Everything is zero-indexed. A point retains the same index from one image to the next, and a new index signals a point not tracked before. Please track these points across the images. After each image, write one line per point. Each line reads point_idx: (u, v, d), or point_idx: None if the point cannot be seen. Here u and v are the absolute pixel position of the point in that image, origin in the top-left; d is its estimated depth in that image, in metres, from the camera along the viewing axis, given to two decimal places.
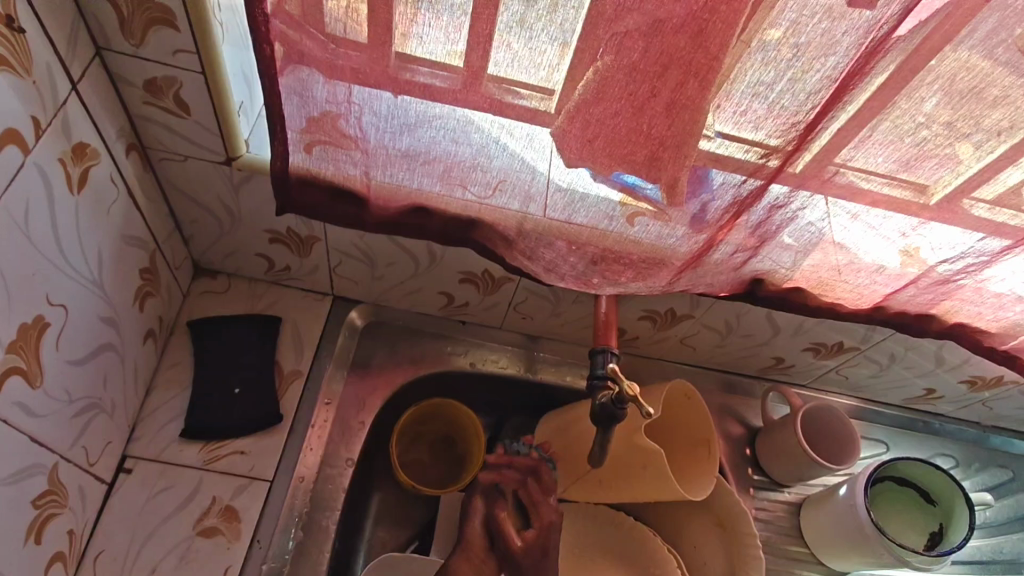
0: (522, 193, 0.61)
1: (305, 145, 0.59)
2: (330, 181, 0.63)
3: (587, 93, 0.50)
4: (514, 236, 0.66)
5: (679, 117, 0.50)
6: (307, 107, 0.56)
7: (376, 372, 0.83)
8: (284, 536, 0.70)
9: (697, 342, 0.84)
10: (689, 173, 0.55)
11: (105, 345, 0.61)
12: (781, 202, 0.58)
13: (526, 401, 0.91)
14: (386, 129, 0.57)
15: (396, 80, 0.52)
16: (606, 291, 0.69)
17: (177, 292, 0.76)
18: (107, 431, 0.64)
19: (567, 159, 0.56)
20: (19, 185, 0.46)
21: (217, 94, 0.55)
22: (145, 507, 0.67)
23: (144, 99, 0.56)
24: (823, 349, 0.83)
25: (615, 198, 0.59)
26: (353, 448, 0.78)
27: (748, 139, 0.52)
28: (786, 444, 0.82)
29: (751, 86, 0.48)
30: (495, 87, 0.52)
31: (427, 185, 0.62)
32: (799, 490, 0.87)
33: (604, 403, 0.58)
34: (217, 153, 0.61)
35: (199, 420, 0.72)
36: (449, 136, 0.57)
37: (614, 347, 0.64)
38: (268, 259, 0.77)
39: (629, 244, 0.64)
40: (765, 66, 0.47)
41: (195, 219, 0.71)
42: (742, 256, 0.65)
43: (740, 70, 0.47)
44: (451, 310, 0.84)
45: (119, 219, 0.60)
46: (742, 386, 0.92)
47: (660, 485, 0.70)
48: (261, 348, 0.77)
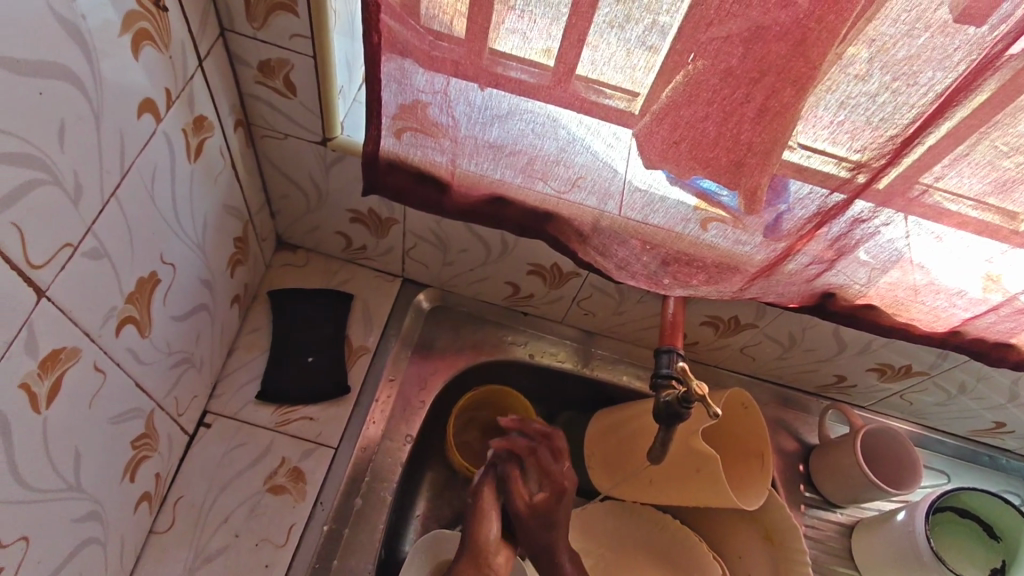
0: (600, 190, 0.62)
1: (396, 130, 0.62)
2: (416, 166, 0.66)
3: (678, 95, 0.51)
4: (589, 232, 0.67)
5: (770, 125, 0.51)
6: (404, 94, 0.59)
7: (439, 354, 0.86)
8: (346, 501, 0.74)
9: (758, 353, 0.84)
10: (771, 180, 0.55)
11: (199, 306, 0.65)
12: (864, 217, 0.58)
13: (579, 396, 0.93)
14: (478, 119, 0.59)
15: (489, 73, 0.54)
16: (676, 292, 0.69)
17: (260, 262, 0.81)
18: (194, 386, 0.68)
19: (648, 160, 0.57)
20: (150, 150, 0.49)
21: (323, 78, 0.58)
22: (222, 460, 0.71)
23: (257, 79, 0.60)
24: (888, 371, 0.82)
25: (689, 203, 0.60)
26: (413, 425, 0.81)
27: (837, 154, 0.52)
28: (842, 464, 0.81)
29: (846, 99, 0.48)
30: (583, 86, 0.53)
31: (509, 176, 0.64)
32: (852, 512, 0.86)
33: (668, 401, 0.57)
34: (315, 133, 0.65)
35: (274, 384, 0.76)
36: (537, 131, 0.59)
37: (679, 348, 0.64)
38: (347, 238, 0.81)
39: (704, 248, 0.64)
40: (866, 79, 0.47)
41: (285, 194, 0.76)
42: (817, 268, 0.65)
43: (841, 81, 0.47)
44: (514, 301, 0.86)
45: (220, 188, 0.63)
46: (798, 401, 0.91)
47: (713, 490, 0.70)
48: (334, 321, 0.82)
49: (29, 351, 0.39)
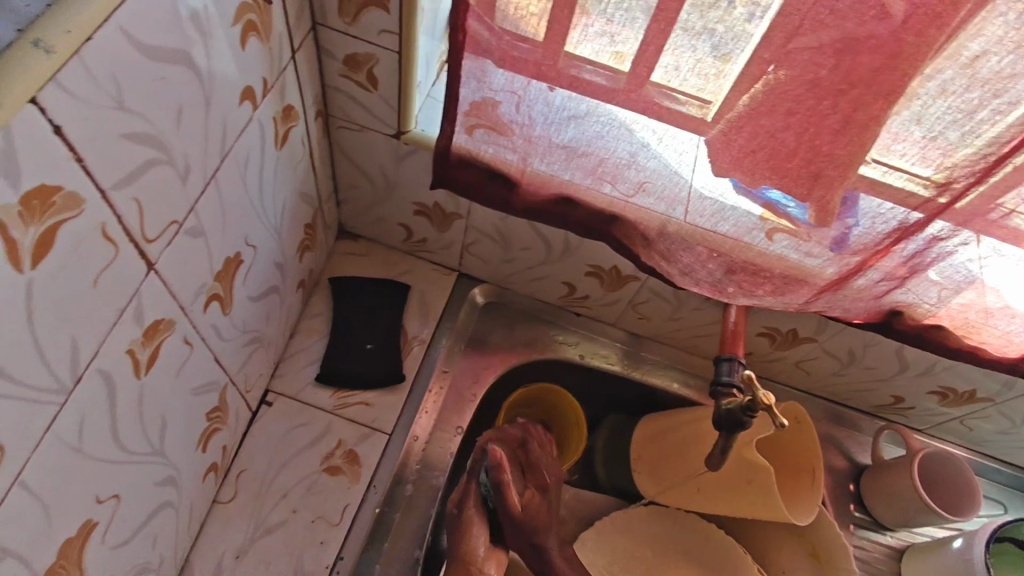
0: (668, 196, 0.63)
1: (469, 127, 0.64)
2: (487, 163, 0.67)
3: (756, 105, 0.51)
4: (654, 236, 0.67)
5: (857, 138, 0.50)
6: (482, 92, 0.60)
7: (492, 350, 0.88)
8: (398, 485, 0.75)
9: (814, 368, 0.83)
10: (843, 195, 0.55)
11: (271, 287, 0.68)
12: (942, 236, 0.56)
13: (625, 399, 0.93)
14: (554, 120, 0.60)
15: (563, 75, 0.55)
16: (740, 301, 0.69)
17: (324, 249, 0.84)
18: (260, 364, 0.71)
19: (718, 168, 0.58)
20: (246, 136, 0.51)
21: (405, 73, 0.60)
22: (283, 437, 0.74)
23: (342, 71, 0.62)
24: (950, 395, 0.80)
25: (756, 213, 0.61)
26: (464, 416, 0.82)
27: (914, 171, 0.51)
28: (897, 486, 0.79)
29: (934, 115, 0.47)
30: (655, 91, 0.54)
31: (578, 177, 0.65)
32: (903, 537, 0.84)
33: (730, 409, 0.57)
34: (390, 126, 0.67)
35: (333, 367, 0.79)
36: (612, 134, 0.59)
37: (740, 357, 0.64)
38: (408, 230, 0.83)
39: (773, 259, 0.64)
40: (953, 95, 0.46)
41: (353, 184, 0.78)
42: (887, 285, 0.64)
43: (934, 98, 0.46)
44: (569, 301, 0.87)
45: (299, 175, 0.66)
46: (850, 419, 0.89)
47: (765, 502, 0.70)
48: (392, 310, 0.84)
49: (136, 321, 0.42)
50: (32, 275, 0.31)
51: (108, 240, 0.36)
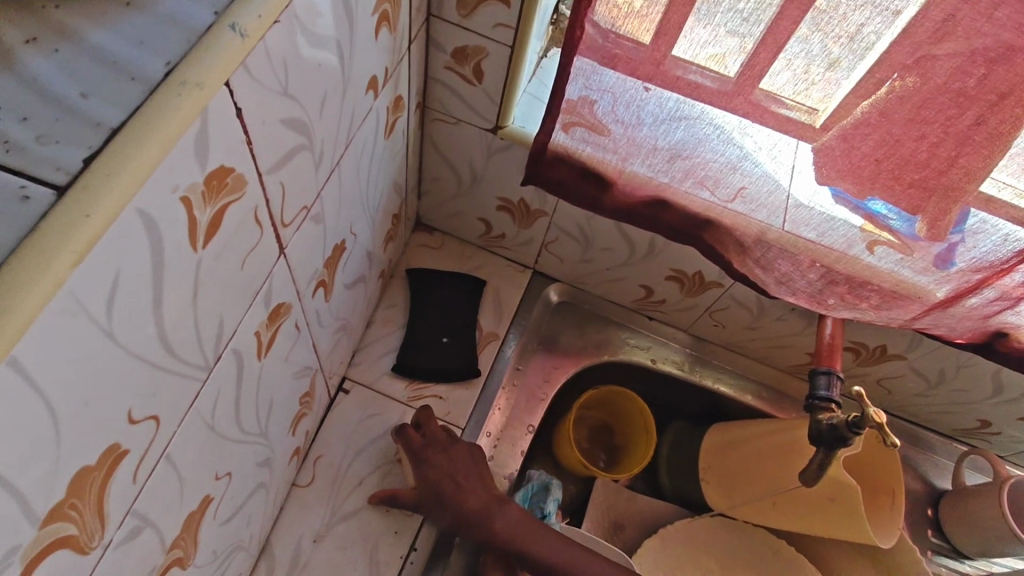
0: (768, 205, 0.62)
1: (569, 124, 0.63)
2: (584, 161, 0.66)
3: (887, 112, 0.49)
4: (751, 244, 0.66)
5: (994, 150, 0.47)
6: (590, 89, 0.59)
7: (563, 351, 0.87)
8: None
9: (897, 387, 0.80)
10: (958, 210, 0.53)
11: (359, 276, 0.68)
12: None
13: (692, 407, 0.92)
14: (663, 121, 0.59)
15: (668, 76, 0.54)
16: (839, 313, 0.67)
17: (402, 241, 0.84)
18: (342, 351, 0.72)
19: (822, 176, 0.56)
20: (366, 125, 0.51)
21: (513, 67, 0.59)
22: (358, 425, 0.75)
23: (448, 64, 0.62)
24: None
25: (858, 223, 0.59)
26: (535, 415, 0.82)
27: (1021, 187, 0.49)
28: (983, 514, 0.76)
29: None
30: (763, 96, 0.52)
31: (677, 180, 0.64)
32: (981, 566, 0.81)
33: (835, 424, 0.55)
34: (488, 120, 0.67)
35: (408, 359, 0.79)
36: (718, 139, 0.58)
37: (838, 371, 0.62)
38: (488, 224, 0.83)
39: (882, 273, 0.62)
40: None
41: (438, 177, 0.78)
42: (1000, 305, 0.61)
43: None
44: (645, 304, 0.85)
45: (396, 165, 0.66)
46: (929, 441, 0.87)
47: (847, 522, 0.69)
48: (466, 304, 0.84)
49: (265, 304, 0.42)
50: (203, 254, 0.31)
51: (257, 223, 0.36)
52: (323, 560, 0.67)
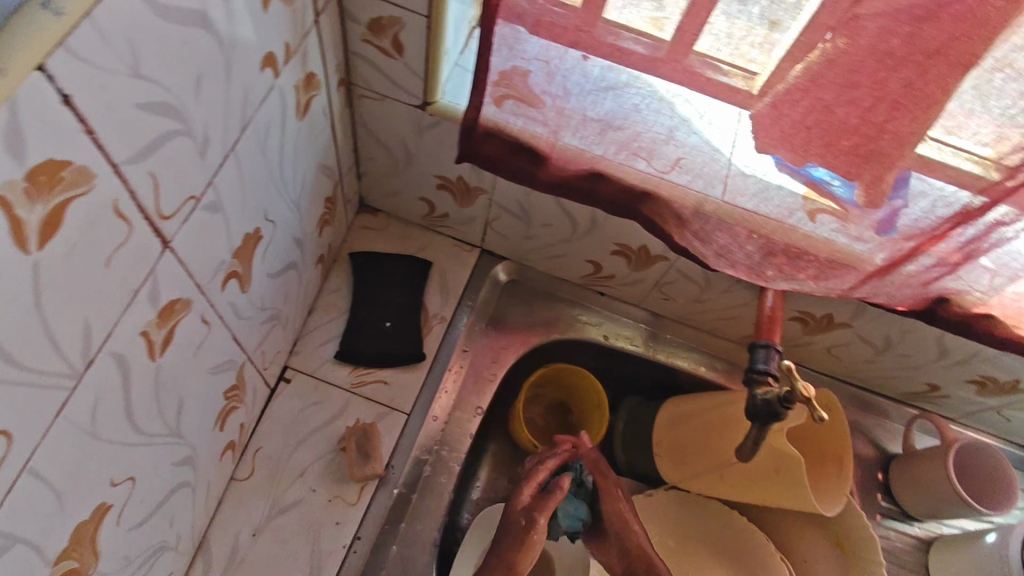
0: (708, 173, 0.59)
1: (499, 97, 0.60)
2: (513, 136, 0.64)
3: (816, 76, 0.47)
4: (689, 215, 0.64)
5: (919, 112, 0.46)
6: (514, 60, 0.56)
7: (510, 330, 0.85)
8: (414, 467, 0.74)
9: (845, 353, 0.81)
10: (896, 175, 0.51)
11: (291, 264, 0.65)
12: (1005, 221, 0.52)
13: (647, 380, 0.92)
14: (590, 91, 0.56)
15: (600, 43, 0.51)
16: (778, 285, 0.66)
17: (345, 223, 0.81)
18: (278, 341, 0.70)
19: (760, 144, 0.54)
20: (267, 106, 0.48)
21: (432, 38, 0.56)
22: (299, 415, 0.73)
23: (365, 36, 0.58)
24: (990, 384, 0.77)
25: (799, 191, 0.57)
26: (483, 397, 0.81)
27: (969, 150, 0.47)
28: (929, 477, 0.77)
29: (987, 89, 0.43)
30: (699, 62, 0.49)
31: (611, 153, 0.62)
32: (930, 527, 0.82)
33: (767, 399, 0.55)
34: (416, 96, 0.64)
35: (351, 346, 0.77)
36: (649, 108, 0.56)
37: (778, 344, 0.61)
38: (430, 204, 0.81)
39: (817, 241, 0.61)
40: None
41: (373, 156, 0.75)
42: (938, 271, 0.60)
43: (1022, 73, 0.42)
44: (592, 280, 0.84)
45: (322, 147, 0.62)
46: (881, 406, 0.87)
47: (792, 492, 0.68)
48: (410, 286, 0.82)
49: (151, 301, 0.40)
50: (39, 255, 0.29)
51: (119, 216, 0.34)
52: (260, 556, 0.66)
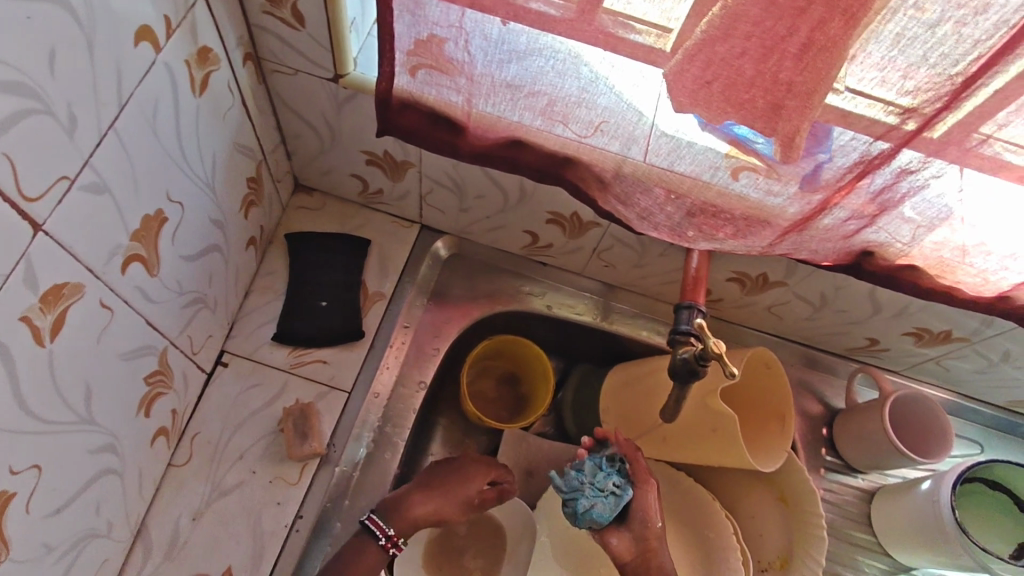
0: (624, 134, 0.59)
1: (411, 67, 0.59)
2: (430, 106, 0.63)
3: (711, 31, 0.46)
4: (610, 178, 0.64)
5: (812, 62, 0.45)
6: (418, 27, 0.55)
7: (453, 304, 0.85)
8: (357, 444, 0.75)
9: (785, 312, 0.81)
10: (810, 127, 0.50)
11: (212, 247, 0.65)
12: (912, 168, 0.53)
13: (596, 348, 0.92)
14: (495, 55, 0.55)
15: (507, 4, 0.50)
16: (701, 246, 0.67)
17: (277, 204, 0.80)
18: (209, 325, 0.69)
19: (677, 105, 0.52)
20: (150, 82, 0.47)
21: (331, 7, 0.55)
22: (237, 399, 0.72)
23: (264, 8, 0.57)
24: (926, 336, 0.78)
25: (721, 149, 0.56)
26: (426, 371, 0.81)
27: (879, 97, 0.47)
28: (868, 430, 0.78)
29: (894, 35, 0.43)
30: (609, 20, 0.49)
31: (528, 119, 0.61)
32: (873, 479, 0.83)
33: (684, 358, 0.55)
34: (326, 69, 0.63)
35: (288, 327, 0.76)
36: (557, 69, 0.55)
37: (701, 305, 0.61)
38: (363, 181, 0.80)
39: (732, 199, 0.61)
40: (927, 12, 0.41)
41: (299, 134, 0.74)
42: (856, 224, 0.60)
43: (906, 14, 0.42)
44: (533, 250, 0.84)
45: (233, 125, 0.62)
46: (826, 363, 0.88)
47: (728, 452, 0.68)
48: (349, 265, 0.81)
49: (29, 285, 0.41)
50: None
51: None
52: (201, 537, 0.66)
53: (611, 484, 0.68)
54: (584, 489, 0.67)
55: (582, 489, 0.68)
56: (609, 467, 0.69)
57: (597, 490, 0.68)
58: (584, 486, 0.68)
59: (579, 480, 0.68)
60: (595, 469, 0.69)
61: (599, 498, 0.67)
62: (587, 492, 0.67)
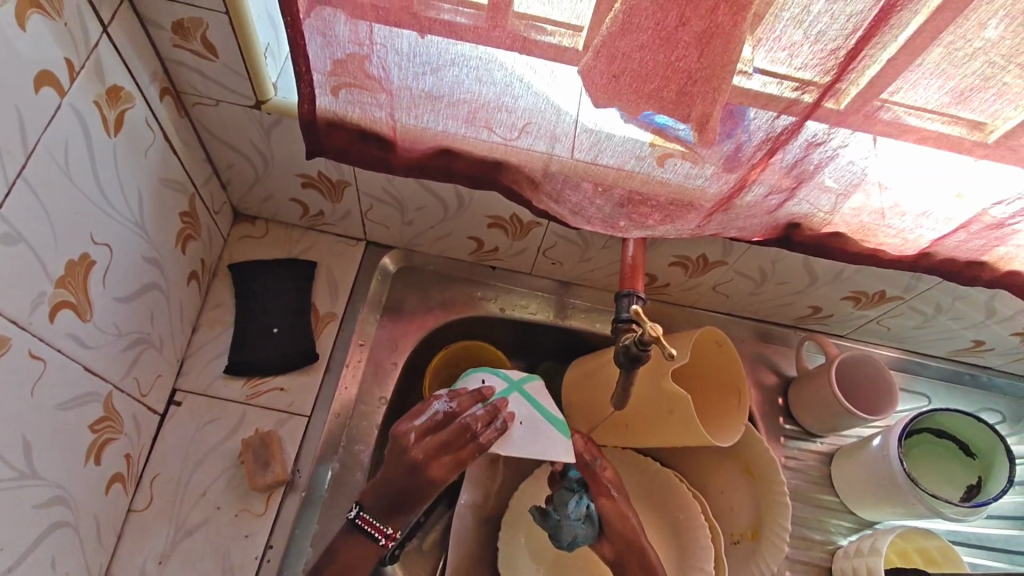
0: (547, 133, 0.60)
1: (331, 87, 0.60)
2: (357, 124, 0.64)
3: (613, 28, 0.48)
4: (540, 178, 0.65)
5: (709, 48, 0.47)
6: (331, 48, 0.56)
7: (407, 316, 0.86)
8: (323, 467, 0.74)
9: (730, 290, 0.83)
10: (721, 111, 0.52)
11: (149, 285, 0.64)
12: (819, 139, 0.55)
13: (555, 346, 0.93)
14: (409, 69, 0.56)
15: (419, 17, 0.51)
16: (633, 235, 0.68)
17: (218, 236, 0.79)
18: (156, 365, 0.68)
19: (595, 101, 0.54)
20: (57, 125, 0.49)
21: (241, 33, 0.56)
22: (194, 436, 0.71)
23: (175, 42, 0.58)
24: (863, 298, 0.81)
25: (645, 138, 0.58)
26: (386, 387, 0.81)
27: (780, 73, 0.49)
28: (820, 394, 0.80)
29: (796, 15, 0.45)
30: (521, 23, 0.50)
31: (452, 127, 0.62)
32: (833, 441, 0.86)
33: (626, 346, 0.56)
34: (247, 97, 0.63)
35: (241, 358, 0.75)
36: (473, 76, 0.56)
37: (640, 291, 0.63)
38: (301, 205, 0.79)
39: (656, 185, 0.63)
40: None
41: (231, 164, 0.73)
42: (777, 198, 0.63)
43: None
44: (480, 255, 0.85)
45: (157, 162, 0.63)
46: (776, 334, 0.91)
47: (685, 432, 0.70)
48: (298, 289, 0.81)
49: None
50: None
51: None
52: None
53: (584, 509, 0.71)
54: (562, 525, 0.71)
55: (563, 525, 0.71)
56: (576, 496, 0.71)
57: (574, 521, 0.71)
58: (562, 520, 0.71)
59: (556, 517, 0.72)
60: (567, 500, 0.72)
61: (579, 527, 0.71)
62: (567, 525, 0.71)
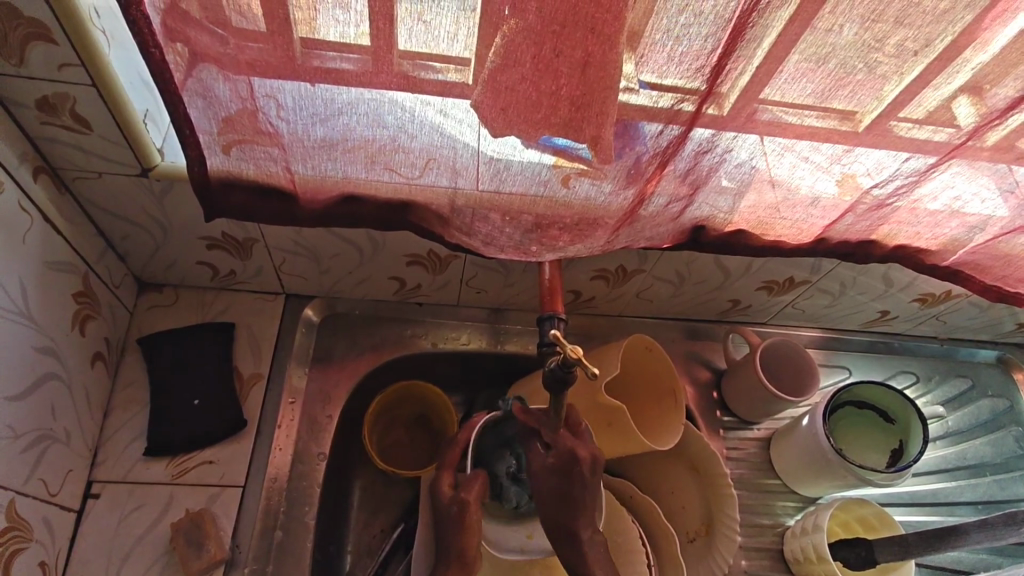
0: (448, 168, 0.60)
1: (221, 146, 0.58)
2: (254, 180, 0.62)
3: (495, 61, 0.49)
4: (448, 213, 0.65)
5: (588, 74, 0.49)
6: (214, 108, 0.54)
7: (338, 364, 0.83)
8: (265, 537, 0.70)
9: (653, 295, 0.86)
10: (615, 127, 0.54)
11: (46, 376, 0.61)
12: (705, 147, 0.58)
13: (493, 373, 0.92)
14: (298, 121, 0.55)
15: (303, 67, 0.51)
16: (547, 257, 0.69)
17: (122, 310, 0.75)
18: (64, 460, 0.64)
19: (494, 131, 0.55)
20: None
21: (114, 103, 0.54)
22: (118, 528, 0.67)
23: (41, 119, 0.55)
24: (776, 285, 0.85)
25: (548, 161, 0.58)
26: (323, 442, 0.78)
27: (663, 86, 0.51)
28: (749, 384, 0.83)
29: (670, 34, 0.48)
30: (409, 64, 0.50)
31: (352, 173, 0.61)
32: (769, 426, 0.89)
33: (552, 369, 0.56)
34: (131, 165, 0.60)
35: (162, 436, 0.71)
36: (365, 121, 0.56)
37: (561, 312, 0.63)
38: (210, 266, 0.76)
39: (562, 207, 0.64)
40: (684, 5, 0.46)
41: (126, 235, 0.70)
42: (677, 205, 0.66)
43: (654, 14, 0.47)
44: (404, 293, 0.84)
45: (38, 245, 0.59)
46: (704, 330, 0.94)
47: (629, 441, 0.70)
48: (217, 355, 0.77)
49: None
50: None
51: None
52: None
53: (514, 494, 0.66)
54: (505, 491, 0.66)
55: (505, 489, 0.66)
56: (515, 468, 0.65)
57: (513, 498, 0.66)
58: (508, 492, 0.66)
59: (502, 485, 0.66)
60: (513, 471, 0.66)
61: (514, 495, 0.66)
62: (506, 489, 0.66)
